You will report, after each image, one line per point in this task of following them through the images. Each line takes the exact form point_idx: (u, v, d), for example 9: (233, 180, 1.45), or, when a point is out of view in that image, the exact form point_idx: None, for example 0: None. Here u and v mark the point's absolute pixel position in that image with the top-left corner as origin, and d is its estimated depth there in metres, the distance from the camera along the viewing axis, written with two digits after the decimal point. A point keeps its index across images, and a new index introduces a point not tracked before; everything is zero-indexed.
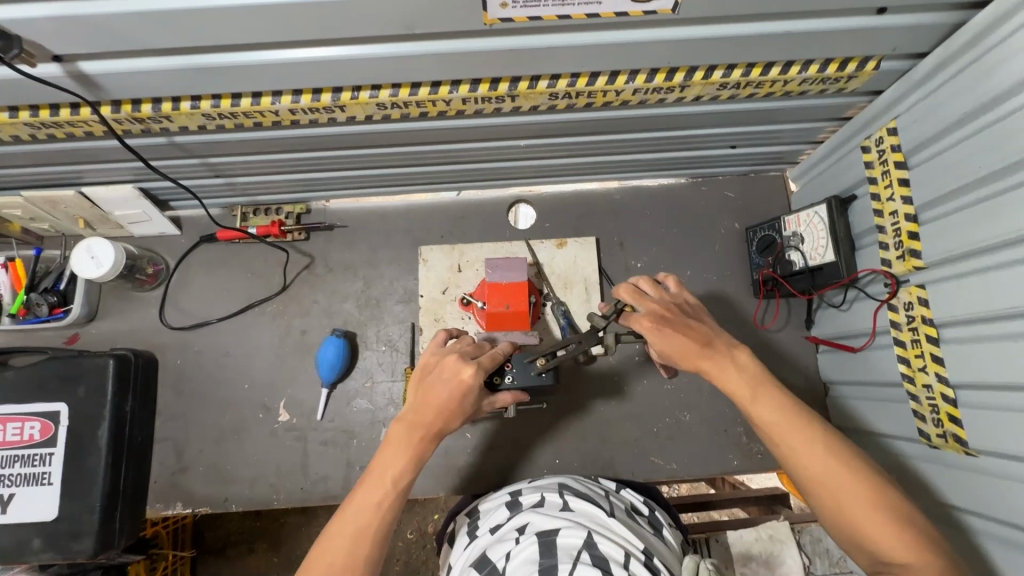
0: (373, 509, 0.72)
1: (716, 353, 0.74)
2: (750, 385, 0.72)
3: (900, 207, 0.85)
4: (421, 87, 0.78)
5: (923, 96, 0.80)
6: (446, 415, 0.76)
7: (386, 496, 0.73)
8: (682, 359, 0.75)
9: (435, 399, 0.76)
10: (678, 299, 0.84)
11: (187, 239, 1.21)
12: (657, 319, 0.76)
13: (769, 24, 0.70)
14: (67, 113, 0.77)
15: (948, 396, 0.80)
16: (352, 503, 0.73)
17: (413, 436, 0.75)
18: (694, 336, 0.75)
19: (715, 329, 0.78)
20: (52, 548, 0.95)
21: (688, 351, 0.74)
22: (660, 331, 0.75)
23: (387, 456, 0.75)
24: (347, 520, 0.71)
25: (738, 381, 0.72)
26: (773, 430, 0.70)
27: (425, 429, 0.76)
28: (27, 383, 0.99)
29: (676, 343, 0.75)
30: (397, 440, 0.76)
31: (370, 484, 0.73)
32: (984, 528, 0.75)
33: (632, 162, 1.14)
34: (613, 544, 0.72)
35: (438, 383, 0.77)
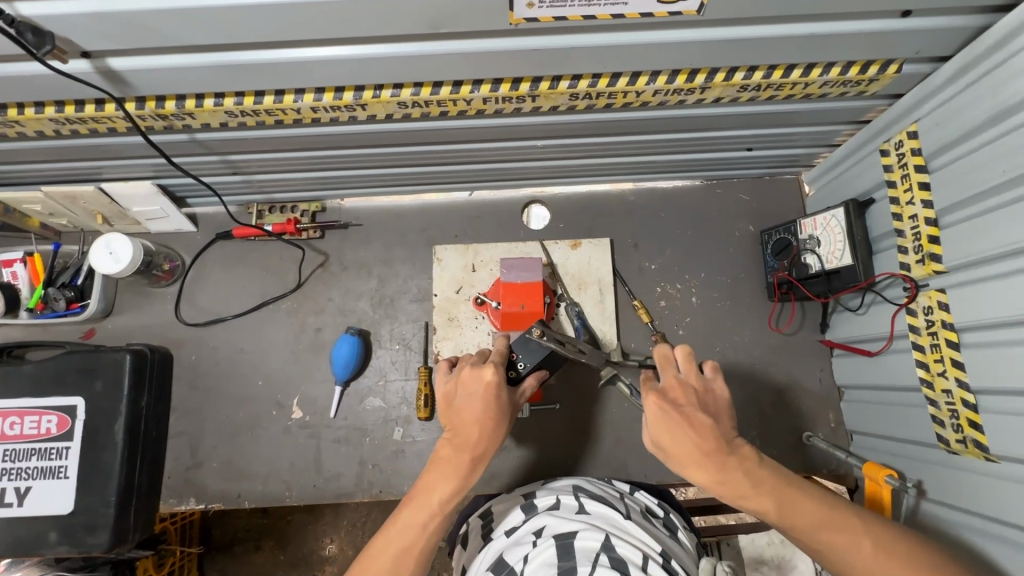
0: (418, 529, 0.71)
1: (725, 460, 0.70)
2: (772, 496, 0.69)
3: (920, 211, 0.85)
4: (442, 87, 0.78)
5: (945, 101, 0.80)
6: (487, 427, 0.77)
7: (433, 517, 0.71)
8: (685, 468, 0.72)
9: (471, 412, 0.78)
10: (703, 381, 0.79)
11: (204, 236, 1.22)
12: (665, 401, 0.75)
13: (793, 26, 0.70)
14: (92, 109, 0.78)
15: (968, 402, 0.79)
16: (396, 523, 0.72)
17: (459, 454, 0.75)
18: (701, 438, 0.72)
19: (727, 425, 0.74)
20: (67, 541, 0.96)
21: (692, 455, 0.71)
22: (664, 422, 0.73)
23: (435, 475, 0.74)
24: (390, 541, 0.70)
25: (756, 493, 0.69)
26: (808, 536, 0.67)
27: (470, 445, 0.76)
28: (44, 377, 0.99)
29: (679, 446, 0.72)
30: (443, 461, 0.75)
31: (415, 505, 0.72)
32: (1006, 534, 0.74)
33: (647, 164, 1.14)
34: (632, 547, 0.71)
35: (470, 397, 0.79)
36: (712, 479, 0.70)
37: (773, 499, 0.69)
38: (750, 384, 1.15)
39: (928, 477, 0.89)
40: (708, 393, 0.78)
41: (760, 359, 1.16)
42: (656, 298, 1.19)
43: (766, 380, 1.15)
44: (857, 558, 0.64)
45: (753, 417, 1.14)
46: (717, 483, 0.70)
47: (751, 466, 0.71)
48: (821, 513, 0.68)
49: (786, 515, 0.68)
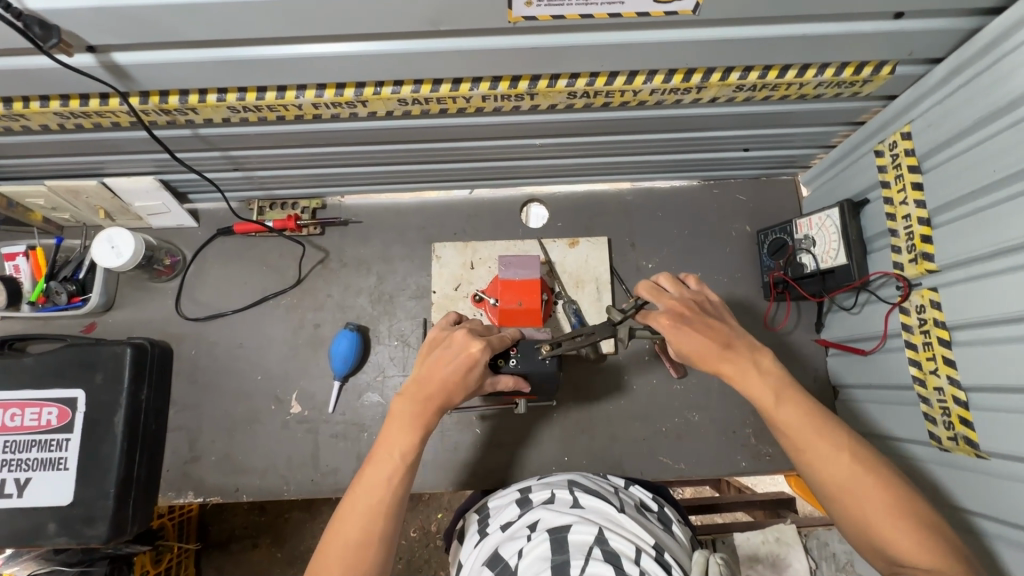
0: (384, 485, 0.73)
1: (737, 357, 0.74)
2: (775, 392, 0.72)
3: (913, 211, 0.86)
4: (442, 84, 0.80)
5: (938, 102, 0.81)
6: (450, 387, 0.77)
7: (395, 472, 0.74)
8: (699, 361, 0.76)
9: (440, 372, 0.78)
10: (701, 297, 0.84)
11: (204, 232, 1.23)
12: (676, 316, 0.79)
13: (787, 27, 0.71)
14: (96, 104, 0.79)
15: (959, 399, 0.80)
16: (361, 483, 0.74)
17: (417, 409, 0.76)
18: (713, 338, 0.76)
19: (736, 329, 0.79)
20: (66, 533, 0.96)
21: (702, 355, 0.75)
22: (676, 331, 0.77)
23: (393, 432, 0.76)
24: (357, 500, 0.72)
25: (760, 386, 0.73)
26: (796, 435, 0.70)
27: (429, 401, 0.77)
28: (45, 369, 1.00)
29: (692, 343, 0.76)
30: (401, 416, 0.77)
31: (378, 462, 0.74)
32: (997, 531, 0.75)
33: (645, 164, 1.15)
34: (624, 540, 0.72)
35: (443, 357, 0.79)
36: (724, 369, 0.74)
37: (775, 394, 0.72)
38: None
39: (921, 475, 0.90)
40: (706, 302, 0.83)
41: None
42: None
43: None
44: (832, 464, 0.68)
45: (748, 416, 1.15)
46: (724, 374, 0.74)
47: (759, 364, 0.74)
48: (814, 418, 0.70)
49: (782, 412, 0.71)
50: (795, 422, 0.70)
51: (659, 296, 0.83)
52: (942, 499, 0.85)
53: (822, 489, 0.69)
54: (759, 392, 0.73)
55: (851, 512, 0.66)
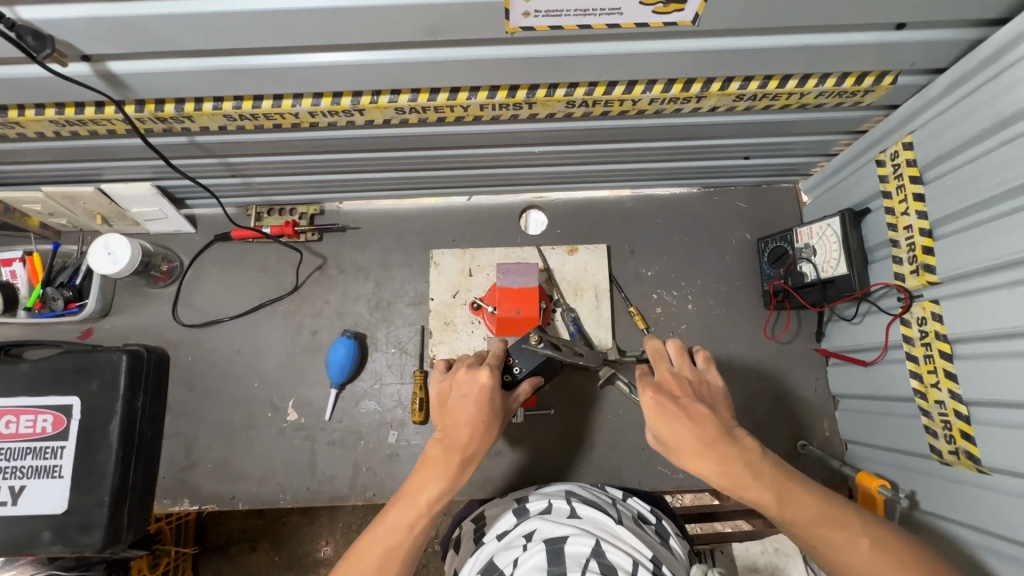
0: (405, 531, 0.72)
1: (723, 454, 0.69)
2: (775, 492, 0.68)
3: (914, 222, 0.85)
4: (439, 93, 0.79)
5: (940, 113, 0.80)
6: (478, 430, 0.77)
7: (419, 520, 0.72)
8: (683, 458, 0.71)
9: (464, 412, 0.77)
10: (697, 375, 0.80)
11: (202, 238, 1.22)
12: (662, 395, 0.75)
13: (788, 38, 0.70)
14: (92, 112, 0.78)
15: (961, 413, 0.79)
16: (382, 525, 0.73)
17: (448, 456, 0.75)
18: (699, 430, 0.71)
19: (724, 416, 0.74)
20: (61, 541, 0.96)
21: (685, 445, 0.70)
22: (660, 418, 0.72)
23: (422, 478, 0.74)
24: (377, 542, 0.71)
25: (758, 488, 0.68)
26: (807, 532, 0.67)
27: (460, 449, 0.75)
28: (41, 376, 1.00)
29: (677, 437, 0.71)
30: (430, 463, 0.75)
31: (403, 507, 0.73)
32: (999, 548, 0.74)
33: (645, 171, 1.14)
34: (621, 552, 0.71)
35: (465, 396, 0.78)
36: (713, 469, 0.69)
37: (776, 495, 0.68)
38: (745, 392, 1.15)
39: (922, 488, 0.89)
40: (702, 386, 0.79)
41: (756, 367, 1.16)
42: (652, 305, 1.19)
43: (762, 388, 1.15)
44: (851, 557, 0.65)
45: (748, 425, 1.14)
46: (713, 474, 0.69)
47: (752, 459, 0.69)
48: (820, 509, 0.68)
49: (788, 512, 0.67)
50: (803, 519, 0.67)
51: (658, 365, 0.81)
52: (944, 513, 0.84)
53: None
54: (757, 494, 0.68)
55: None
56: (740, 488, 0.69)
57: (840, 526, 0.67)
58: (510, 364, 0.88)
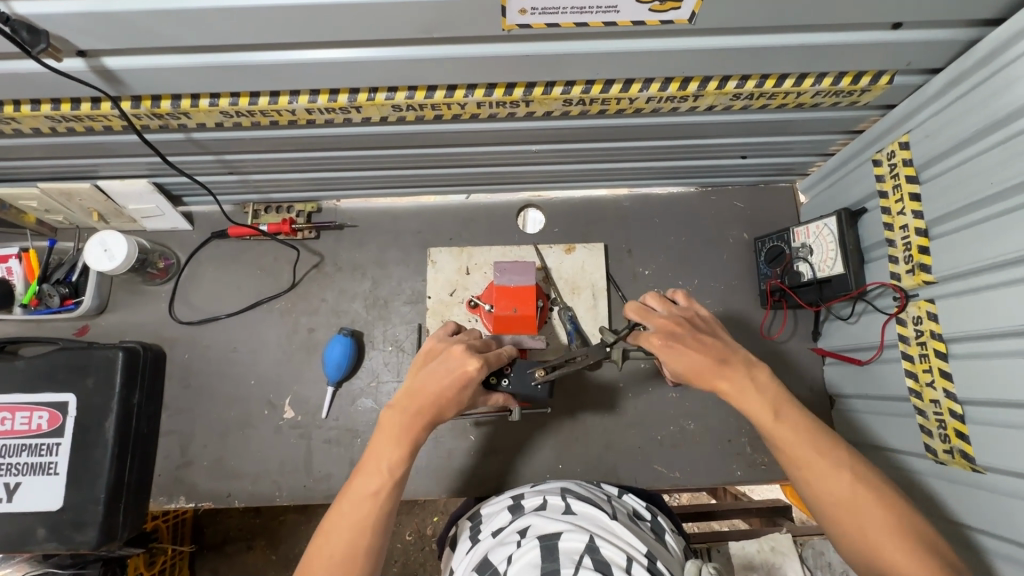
0: (371, 500, 0.72)
1: (733, 372, 0.74)
2: (773, 407, 0.72)
3: (910, 221, 0.85)
4: (436, 91, 0.79)
5: (936, 112, 0.80)
6: (443, 401, 0.76)
7: (382, 487, 0.73)
8: (698, 377, 0.75)
9: (432, 384, 0.77)
10: (688, 313, 0.83)
11: (199, 235, 1.22)
12: (669, 333, 0.78)
13: (786, 36, 0.70)
14: (88, 108, 0.78)
15: (955, 412, 0.79)
16: (349, 496, 0.73)
17: (411, 424, 0.75)
18: (710, 353, 0.75)
19: (729, 343, 0.78)
20: (56, 538, 0.96)
21: (696, 371, 0.75)
22: (667, 348, 0.76)
23: (384, 446, 0.75)
24: (343, 513, 0.72)
25: (757, 402, 0.72)
26: (794, 452, 0.70)
27: (422, 417, 0.76)
28: (35, 373, 0.99)
29: (687, 359, 0.75)
30: (394, 431, 0.75)
31: (367, 475, 0.73)
32: (993, 547, 0.74)
33: (642, 170, 1.14)
34: (615, 548, 0.72)
35: (437, 369, 0.78)
36: (723, 382, 0.74)
37: (772, 409, 0.72)
38: None
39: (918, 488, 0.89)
40: (696, 317, 0.83)
41: None
42: None
43: None
44: (830, 482, 0.67)
45: (744, 424, 1.14)
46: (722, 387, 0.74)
47: (755, 378, 0.74)
48: (812, 435, 0.71)
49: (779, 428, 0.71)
50: (792, 439, 0.70)
51: (646, 317, 0.81)
52: (939, 512, 0.84)
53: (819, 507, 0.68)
54: (755, 407, 0.72)
55: (847, 529, 0.66)
56: (742, 402, 0.73)
57: (826, 454, 0.69)
58: (505, 373, 0.90)
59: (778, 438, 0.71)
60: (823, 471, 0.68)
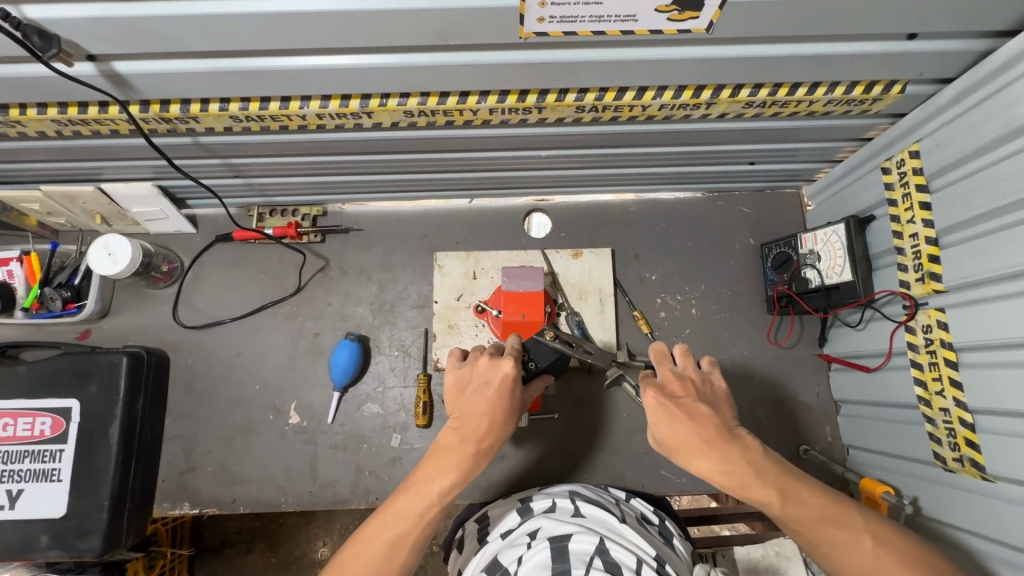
0: (417, 520, 0.71)
1: (725, 451, 0.69)
2: (778, 491, 0.69)
3: (920, 230, 0.86)
4: (449, 96, 0.78)
5: (947, 122, 0.81)
6: (495, 421, 0.76)
7: (430, 508, 0.72)
8: (685, 457, 0.71)
9: (487, 401, 0.77)
10: (706, 379, 0.80)
11: (203, 238, 1.21)
12: (662, 393, 0.76)
13: (802, 46, 0.70)
14: (95, 111, 0.77)
15: (965, 420, 0.80)
16: (390, 512, 0.72)
17: (466, 446, 0.75)
18: (701, 430, 0.71)
19: (726, 418, 0.74)
20: (59, 546, 0.94)
21: (684, 448, 0.71)
22: (658, 416, 0.73)
23: (436, 466, 0.74)
24: (385, 530, 0.71)
25: (758, 488, 0.69)
26: (811, 531, 0.68)
27: (475, 441, 0.75)
28: (39, 377, 0.98)
29: (677, 435, 0.72)
30: (447, 452, 0.75)
31: (415, 494, 0.73)
32: (1002, 556, 0.75)
33: (650, 175, 1.14)
34: (626, 551, 0.71)
35: (490, 386, 0.77)
36: (715, 469, 0.69)
37: (778, 493, 0.69)
38: (748, 396, 1.15)
39: (925, 494, 0.90)
40: (707, 386, 0.79)
41: (758, 372, 1.16)
42: (656, 309, 1.19)
43: (764, 393, 1.16)
44: (852, 555, 0.66)
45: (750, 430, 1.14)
46: (714, 474, 0.70)
47: (751, 459, 0.70)
48: (824, 509, 0.69)
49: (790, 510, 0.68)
50: (805, 518, 0.68)
51: (660, 365, 0.82)
52: (948, 520, 0.84)
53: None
54: (756, 493, 0.69)
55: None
56: (743, 487, 0.70)
57: (841, 525, 0.68)
58: (527, 359, 0.89)
59: (790, 519, 0.69)
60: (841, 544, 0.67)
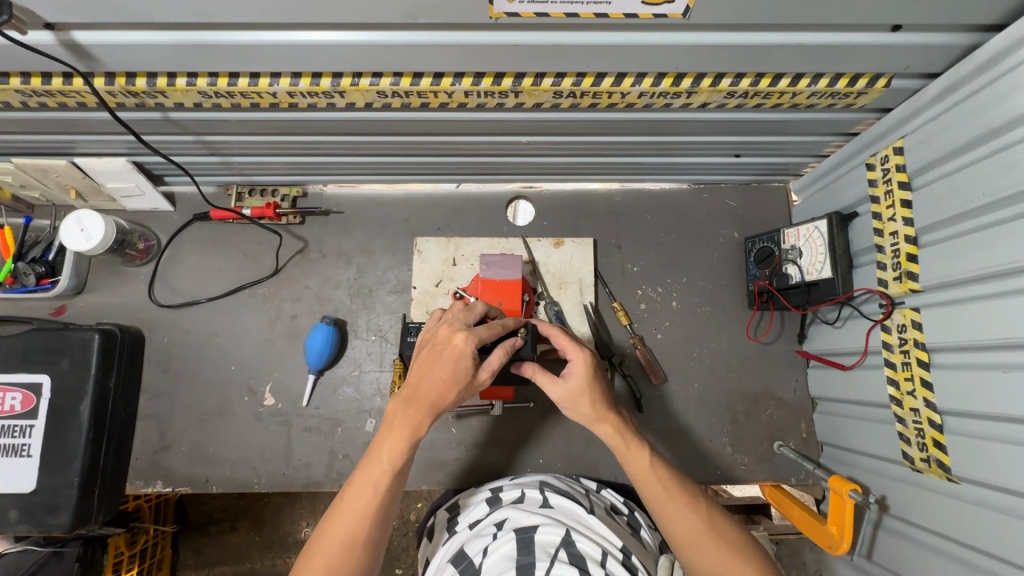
0: (372, 489, 0.71)
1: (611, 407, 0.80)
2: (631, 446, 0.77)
3: (900, 228, 0.85)
4: (423, 78, 0.76)
5: (932, 118, 0.79)
6: (442, 386, 0.74)
7: (382, 474, 0.71)
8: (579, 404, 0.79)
9: (429, 370, 0.75)
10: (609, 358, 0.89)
11: (180, 216, 1.19)
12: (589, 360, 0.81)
13: (786, 35, 0.68)
14: (59, 83, 0.75)
15: (934, 422, 0.79)
16: (352, 487, 0.72)
17: (412, 410, 0.74)
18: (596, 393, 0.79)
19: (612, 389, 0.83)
20: (29, 520, 0.95)
21: (578, 391, 0.79)
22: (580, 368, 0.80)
23: (384, 432, 0.74)
24: (345, 502, 0.71)
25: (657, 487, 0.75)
26: (651, 491, 0.75)
27: (423, 404, 0.74)
28: (9, 353, 0.97)
29: (580, 390, 0.79)
30: (396, 417, 0.74)
31: (368, 463, 0.72)
32: (970, 557, 0.75)
33: (633, 166, 1.12)
34: (591, 542, 0.71)
35: (433, 353, 0.76)
36: (594, 416, 0.78)
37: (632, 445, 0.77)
38: (725, 391, 1.15)
39: (894, 493, 0.89)
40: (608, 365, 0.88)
41: (737, 367, 1.16)
42: (636, 301, 1.18)
43: (742, 388, 1.15)
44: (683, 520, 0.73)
45: (725, 424, 1.13)
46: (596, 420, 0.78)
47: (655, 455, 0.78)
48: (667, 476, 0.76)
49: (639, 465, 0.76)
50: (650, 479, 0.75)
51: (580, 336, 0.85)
52: (918, 521, 0.84)
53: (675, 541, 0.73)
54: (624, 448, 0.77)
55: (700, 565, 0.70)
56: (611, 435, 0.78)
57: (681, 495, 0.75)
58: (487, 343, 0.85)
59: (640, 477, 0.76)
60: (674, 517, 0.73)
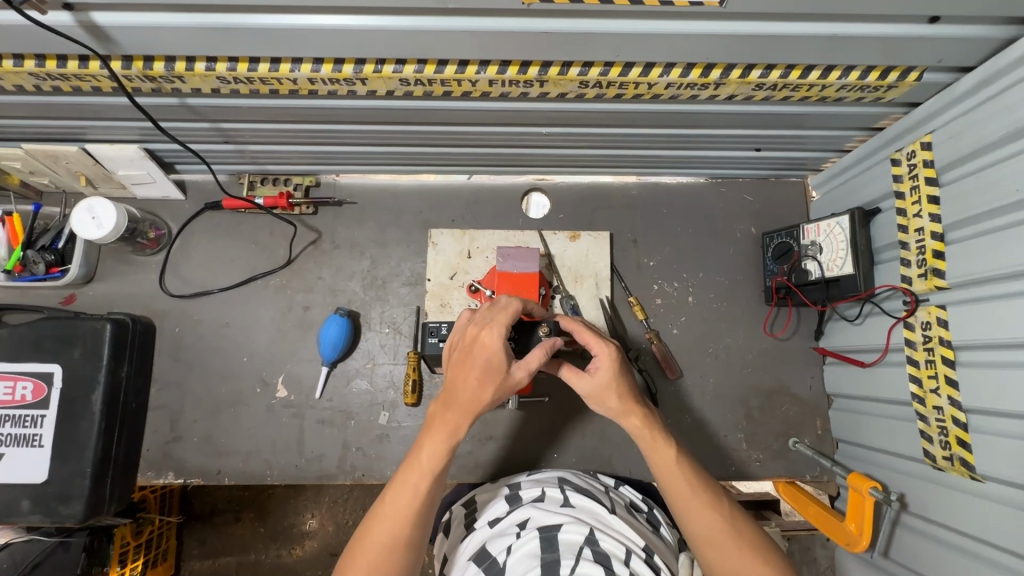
0: (411, 490, 0.71)
1: (637, 403, 0.78)
2: (654, 441, 0.76)
3: (926, 225, 0.83)
4: (447, 66, 0.75)
5: (963, 113, 0.78)
6: (480, 386, 0.73)
7: (423, 477, 0.71)
8: (606, 398, 0.78)
9: (465, 370, 0.74)
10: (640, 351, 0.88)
11: (191, 205, 1.18)
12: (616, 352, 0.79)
13: (821, 25, 0.67)
14: (75, 66, 0.73)
15: (959, 420, 0.79)
16: (391, 489, 0.72)
17: (450, 413, 0.74)
18: (621, 386, 0.78)
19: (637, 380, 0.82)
20: (40, 511, 0.94)
21: (604, 384, 0.78)
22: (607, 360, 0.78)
23: (425, 436, 0.74)
24: (385, 503, 0.71)
25: (681, 483, 0.74)
26: (673, 489, 0.75)
27: (462, 406, 0.74)
28: (20, 342, 0.96)
29: (604, 384, 0.78)
30: (434, 420, 0.75)
31: (409, 466, 0.73)
32: (991, 555, 0.75)
33: (651, 159, 1.11)
34: (615, 541, 0.71)
35: (466, 354, 0.75)
36: (619, 409, 0.78)
37: (656, 440, 0.76)
38: (740, 387, 1.14)
39: (913, 491, 0.89)
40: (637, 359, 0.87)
41: (752, 363, 1.15)
42: (652, 296, 1.17)
43: (757, 384, 1.15)
44: (704, 521, 0.72)
45: (740, 420, 1.13)
46: (622, 413, 0.78)
47: (681, 452, 0.77)
48: (689, 475, 0.75)
49: (661, 461, 0.76)
50: (673, 476, 0.75)
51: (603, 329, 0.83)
52: (938, 519, 0.84)
53: (693, 539, 0.73)
54: (650, 444, 0.77)
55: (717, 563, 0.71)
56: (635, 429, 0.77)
57: (704, 497, 0.74)
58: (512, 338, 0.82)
59: (664, 475, 0.76)
60: (693, 515, 0.73)
